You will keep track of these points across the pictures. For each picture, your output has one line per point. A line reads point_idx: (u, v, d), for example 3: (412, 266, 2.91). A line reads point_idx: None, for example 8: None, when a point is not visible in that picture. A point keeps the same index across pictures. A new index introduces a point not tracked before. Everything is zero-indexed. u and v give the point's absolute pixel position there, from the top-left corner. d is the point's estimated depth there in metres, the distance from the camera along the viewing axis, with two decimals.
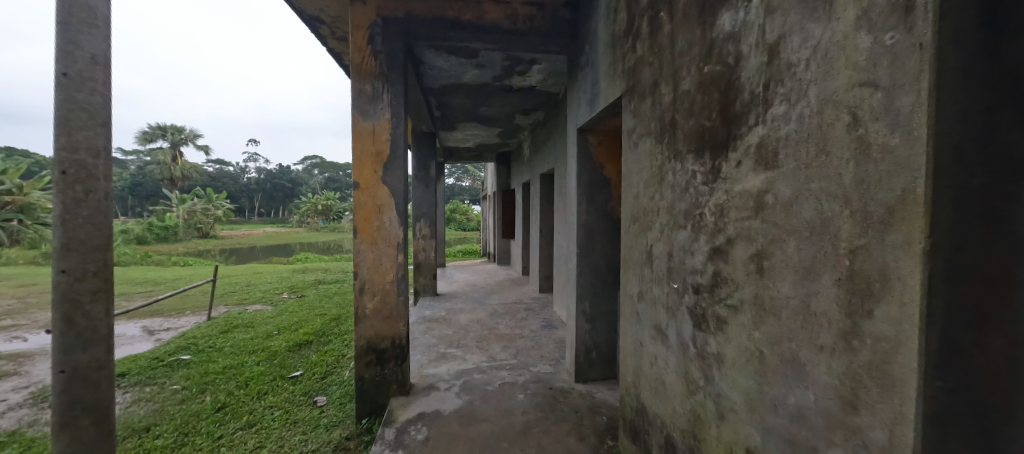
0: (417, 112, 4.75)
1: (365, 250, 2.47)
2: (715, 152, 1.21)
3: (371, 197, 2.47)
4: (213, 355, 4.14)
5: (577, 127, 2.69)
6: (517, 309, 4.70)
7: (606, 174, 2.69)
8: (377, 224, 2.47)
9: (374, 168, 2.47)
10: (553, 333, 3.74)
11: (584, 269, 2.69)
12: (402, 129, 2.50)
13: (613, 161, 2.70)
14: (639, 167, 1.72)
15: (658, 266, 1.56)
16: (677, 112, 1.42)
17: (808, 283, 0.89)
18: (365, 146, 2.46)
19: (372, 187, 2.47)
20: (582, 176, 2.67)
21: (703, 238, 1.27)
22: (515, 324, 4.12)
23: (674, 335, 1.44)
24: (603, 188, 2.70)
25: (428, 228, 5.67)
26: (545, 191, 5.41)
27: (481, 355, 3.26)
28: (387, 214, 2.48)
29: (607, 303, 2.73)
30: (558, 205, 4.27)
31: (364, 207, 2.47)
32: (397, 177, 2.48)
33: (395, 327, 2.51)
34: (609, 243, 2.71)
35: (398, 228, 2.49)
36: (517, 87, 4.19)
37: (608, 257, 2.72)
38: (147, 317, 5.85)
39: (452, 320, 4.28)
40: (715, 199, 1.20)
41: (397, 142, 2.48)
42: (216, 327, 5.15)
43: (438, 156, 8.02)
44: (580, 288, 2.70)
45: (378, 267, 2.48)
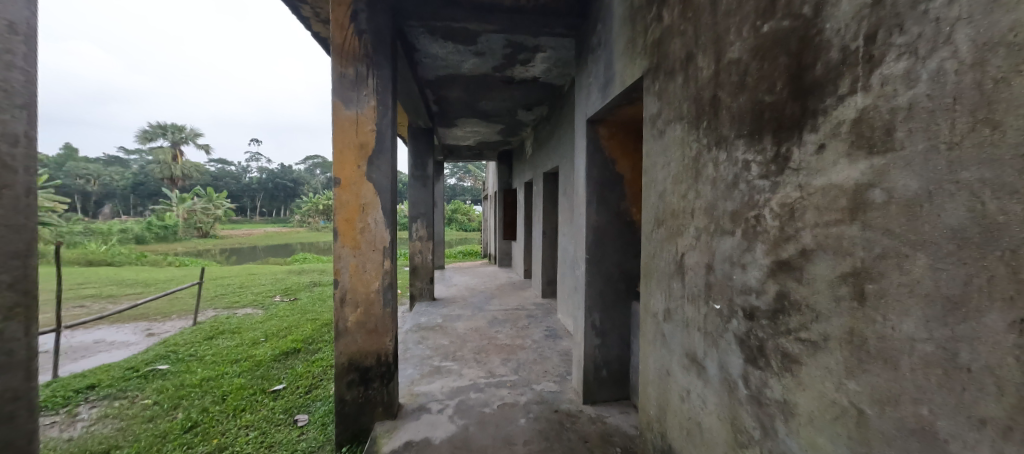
0: (413, 107, 4.47)
1: (348, 255, 2.18)
2: (780, 134, 0.92)
3: (354, 195, 2.18)
4: (193, 365, 3.86)
5: (586, 118, 2.40)
6: (518, 316, 4.40)
7: (619, 170, 2.40)
8: (361, 226, 2.18)
9: (357, 163, 2.18)
10: (557, 345, 3.44)
11: (593, 277, 2.40)
12: (389, 119, 2.21)
13: (627, 156, 2.41)
14: (666, 159, 1.43)
15: (693, 281, 1.26)
16: (720, 88, 1.13)
17: (952, 320, 0.60)
18: (347, 138, 2.17)
19: (355, 184, 2.18)
20: (592, 173, 2.38)
21: (760, 247, 0.98)
22: (516, 333, 3.82)
23: (715, 369, 1.15)
24: (616, 186, 2.40)
25: (424, 230, 5.35)
26: (548, 190, 5.11)
27: (479, 370, 2.96)
28: (372, 214, 2.19)
29: (619, 315, 2.43)
30: (564, 205, 3.98)
31: (346, 206, 2.18)
32: (383, 173, 2.19)
33: (381, 342, 2.21)
34: (622, 248, 2.42)
35: (384, 230, 2.20)
36: (519, 78, 3.90)
37: (620, 264, 2.42)
38: (129, 321, 5.57)
39: (449, 329, 3.99)
40: (782, 197, 0.91)
41: (383, 134, 2.19)
42: (201, 333, 4.88)
43: (438, 154, 7.75)
44: (589, 299, 2.40)
45: (361, 274, 2.18)
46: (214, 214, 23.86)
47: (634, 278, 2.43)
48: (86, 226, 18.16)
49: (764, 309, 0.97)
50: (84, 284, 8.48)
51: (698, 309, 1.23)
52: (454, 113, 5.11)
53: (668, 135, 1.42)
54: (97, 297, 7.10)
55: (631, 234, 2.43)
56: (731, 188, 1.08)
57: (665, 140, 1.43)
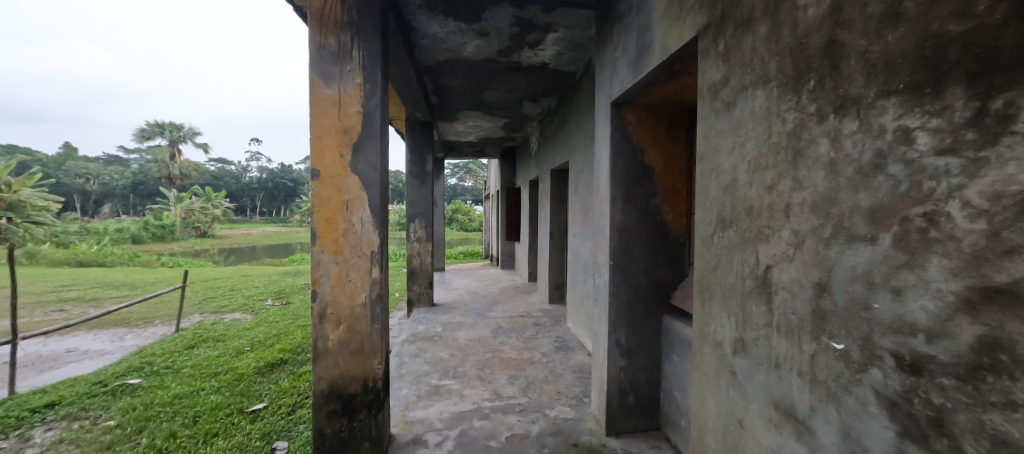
0: (411, 98, 4.13)
1: (329, 262, 1.82)
2: (989, 81, 0.56)
3: (336, 190, 1.82)
4: (167, 380, 3.50)
5: (610, 100, 2.04)
6: (524, 324, 4.04)
7: (648, 162, 2.05)
8: (343, 226, 1.82)
9: (339, 151, 1.81)
10: (569, 360, 3.08)
11: (618, 286, 2.04)
12: (377, 99, 1.85)
13: (657, 145, 2.06)
14: (739, 139, 1.07)
15: (788, 306, 0.90)
16: (844, 28, 0.77)
17: None
18: (327, 122, 1.81)
19: (336, 176, 1.81)
20: (617, 164, 2.02)
21: (938, 264, 0.62)
22: (523, 345, 3.46)
23: (835, 437, 0.79)
24: (645, 181, 2.05)
25: (423, 230, 4.99)
26: (556, 189, 4.75)
27: (483, 390, 2.60)
28: (357, 213, 1.83)
29: (648, 331, 2.07)
30: (576, 203, 3.63)
31: (326, 204, 1.81)
32: (370, 164, 1.83)
33: (368, 365, 1.85)
34: (652, 253, 2.06)
35: (372, 232, 1.84)
36: (527, 64, 3.55)
37: (649, 271, 2.06)
38: (108, 328, 5.22)
39: (449, 339, 3.62)
40: (996, 184, 0.55)
41: (372, 118, 1.83)
42: (183, 341, 4.52)
43: (438, 151, 7.41)
44: (613, 312, 2.04)
45: (344, 284, 1.82)
46: (212, 213, 23.52)
47: (666, 288, 2.08)
48: (81, 226, 17.86)
49: (946, 362, 0.61)
50: (69, 286, 8.12)
51: (798, 347, 0.88)
52: (456, 105, 4.76)
53: (742, 107, 1.06)
54: (79, 300, 6.75)
55: (663, 237, 2.07)
56: (868, 173, 0.72)
57: (737, 112, 1.08)
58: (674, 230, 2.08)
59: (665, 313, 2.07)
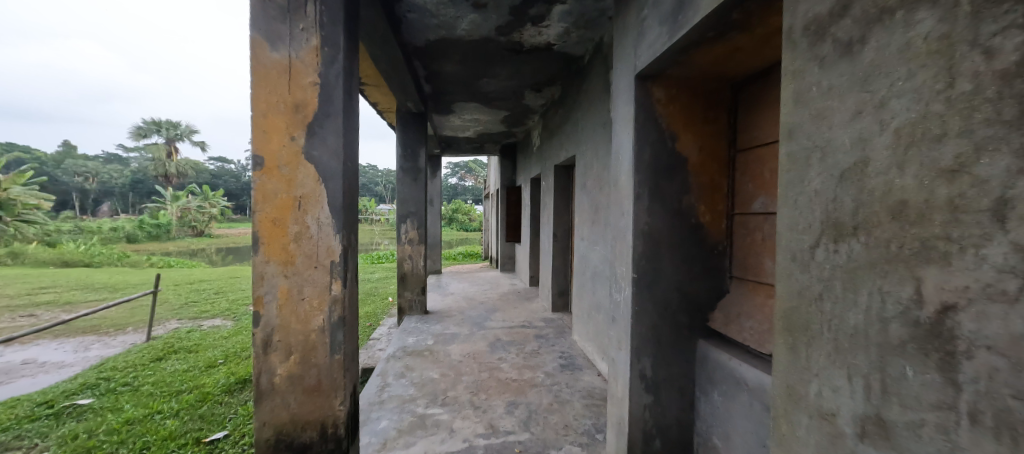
0: (400, 86, 3.73)
1: (275, 275, 1.42)
2: None
3: (285, 183, 1.41)
4: (123, 400, 3.10)
5: (633, 73, 1.64)
6: (525, 336, 3.64)
7: (681, 150, 1.65)
8: (294, 230, 1.42)
9: (289, 134, 1.41)
10: (576, 382, 2.67)
11: (643, 304, 1.64)
12: (339, 67, 1.44)
13: (692, 129, 1.66)
14: (874, 97, 0.67)
15: (1004, 384, 0.50)
16: None
17: None
18: (273, 95, 1.40)
19: (285, 166, 1.41)
20: (642, 153, 1.62)
21: None
22: (523, 362, 3.05)
23: None
24: (677, 174, 1.65)
25: (415, 231, 4.56)
26: (560, 187, 4.35)
27: (477, 422, 2.20)
28: (312, 213, 1.43)
29: (679, 360, 1.66)
30: (585, 202, 3.23)
31: (272, 201, 1.41)
32: (329, 151, 1.43)
33: (326, 407, 1.45)
34: (684, 263, 1.66)
35: (332, 236, 1.44)
36: (529, 46, 3.15)
37: (681, 285, 1.66)
38: (74, 336, 4.83)
39: (440, 354, 3.21)
40: None
41: (331, 92, 1.43)
42: (151, 353, 4.12)
43: (434, 147, 7.02)
44: (636, 337, 1.64)
45: (295, 302, 1.42)
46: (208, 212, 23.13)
47: (701, 307, 1.67)
48: (74, 225, 17.51)
49: None
50: (48, 288, 7.73)
51: None
52: (452, 95, 4.37)
53: (879, 44, 0.66)
54: (53, 304, 6.35)
55: (698, 243, 1.67)
56: None
57: (871, 53, 0.67)
58: (712, 235, 1.68)
59: (700, 338, 1.66)
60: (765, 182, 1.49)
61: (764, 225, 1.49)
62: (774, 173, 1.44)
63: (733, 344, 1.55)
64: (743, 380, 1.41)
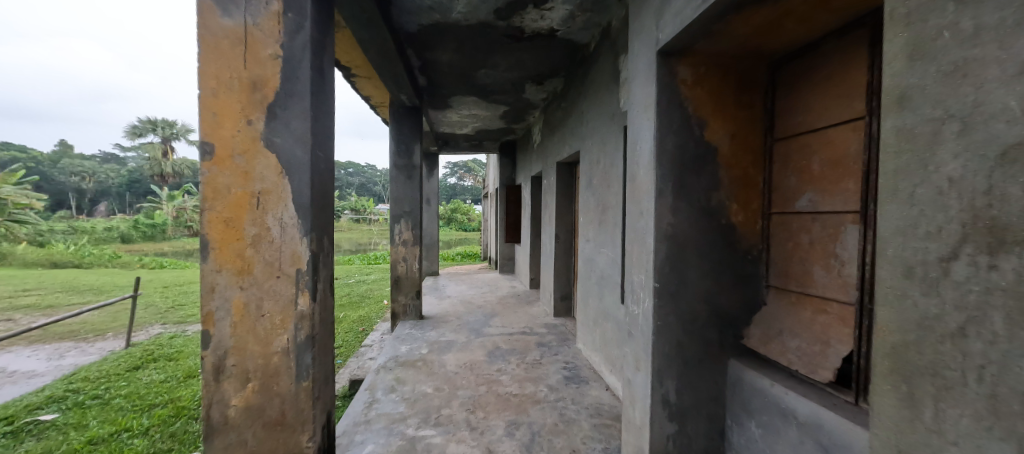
0: (393, 77, 3.49)
1: (228, 287, 1.18)
2: None
3: (239, 176, 1.17)
4: (90, 415, 2.86)
5: (654, 49, 1.41)
6: (526, 344, 3.41)
7: (710, 139, 1.42)
8: (251, 232, 1.18)
9: (245, 117, 1.17)
10: (583, 397, 2.44)
11: (667, 319, 1.40)
12: (305, 37, 1.20)
13: (723, 115, 1.42)
14: None
15: None
16: None
17: None
18: (224, 71, 1.17)
19: (240, 155, 1.17)
20: (665, 142, 1.39)
21: None
22: (525, 373, 2.82)
23: None
24: (705, 167, 1.41)
25: (409, 232, 4.30)
26: (563, 185, 4.11)
27: (473, 446, 1.97)
28: (273, 212, 1.19)
29: (708, 384, 1.43)
30: (591, 200, 3.00)
31: (224, 197, 1.17)
32: (294, 138, 1.19)
33: (291, 444, 1.21)
34: (713, 271, 1.43)
35: (298, 240, 1.20)
36: (530, 32, 2.91)
37: (709, 297, 1.43)
38: (50, 342, 4.57)
39: (435, 365, 2.98)
40: None
41: (295, 67, 1.19)
42: (128, 361, 3.87)
43: (432, 145, 6.77)
44: (658, 357, 1.40)
45: (252, 319, 1.19)
46: None
47: (733, 321, 1.44)
48: (66, 225, 17.22)
49: None
50: (32, 290, 7.48)
51: None
52: (448, 87, 4.13)
53: None
54: (33, 308, 6.08)
55: (729, 247, 1.44)
56: None
57: None
58: (745, 238, 1.45)
59: (732, 357, 1.43)
60: (813, 176, 1.26)
61: (812, 226, 1.26)
62: (826, 164, 1.21)
63: (774, 365, 1.32)
64: (791, 412, 1.18)
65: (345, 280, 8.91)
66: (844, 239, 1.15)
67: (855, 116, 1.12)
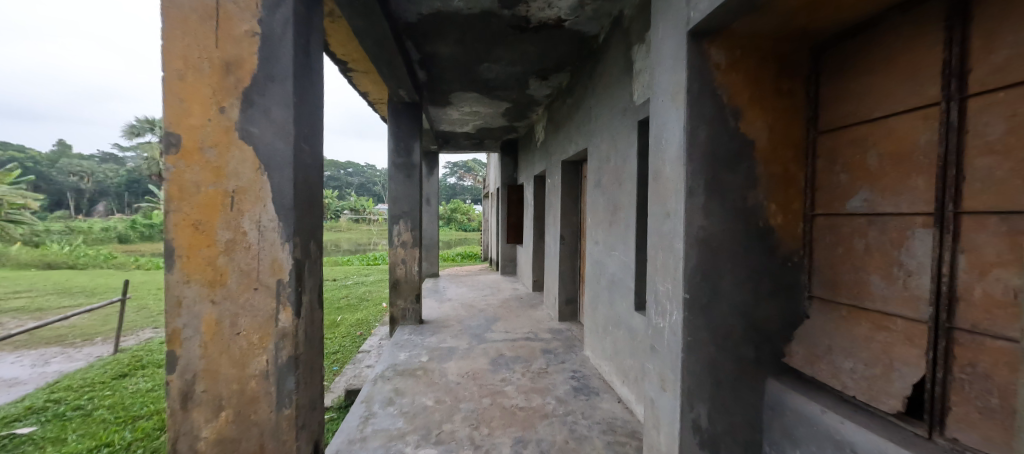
0: (391, 71, 3.33)
1: (197, 301, 1.01)
2: None
3: (210, 172, 1.01)
4: (69, 428, 2.69)
5: (684, 30, 1.25)
6: (531, 351, 3.25)
7: (746, 132, 1.26)
8: (224, 237, 1.02)
9: (217, 104, 1.01)
10: (594, 411, 2.28)
11: (699, 334, 1.24)
12: (287, 12, 1.04)
13: (761, 104, 1.26)
14: None
15: None
16: None
17: None
18: (192, 50, 1.01)
19: (210, 148, 1.01)
20: (697, 135, 1.23)
21: None
22: (531, 384, 2.65)
23: None
24: (740, 163, 1.26)
25: (408, 233, 4.12)
26: (568, 185, 3.95)
27: None
28: (250, 213, 1.03)
29: (743, 407, 1.27)
30: (600, 200, 2.84)
31: (193, 196, 1.01)
32: (275, 128, 1.03)
33: None
34: (749, 280, 1.27)
35: (278, 246, 1.04)
36: (536, 22, 2.75)
37: (746, 308, 1.27)
38: (35, 347, 4.40)
39: (436, 375, 2.81)
40: None
41: (275, 47, 1.03)
42: (114, 369, 3.70)
43: (432, 144, 6.61)
44: (688, 378, 1.24)
45: (225, 337, 1.02)
46: None
47: (771, 336, 1.28)
48: (62, 226, 17.04)
49: None
50: (22, 292, 7.30)
51: None
52: (449, 83, 3.97)
53: None
54: (21, 311, 5.90)
55: (768, 253, 1.28)
56: None
57: None
58: (786, 242, 1.29)
59: (770, 376, 1.28)
60: (869, 172, 1.10)
61: (868, 229, 1.10)
62: (885, 159, 1.06)
63: (821, 387, 1.16)
64: (848, 445, 1.02)
65: (343, 281, 8.74)
66: (911, 245, 0.99)
67: (926, 103, 0.97)
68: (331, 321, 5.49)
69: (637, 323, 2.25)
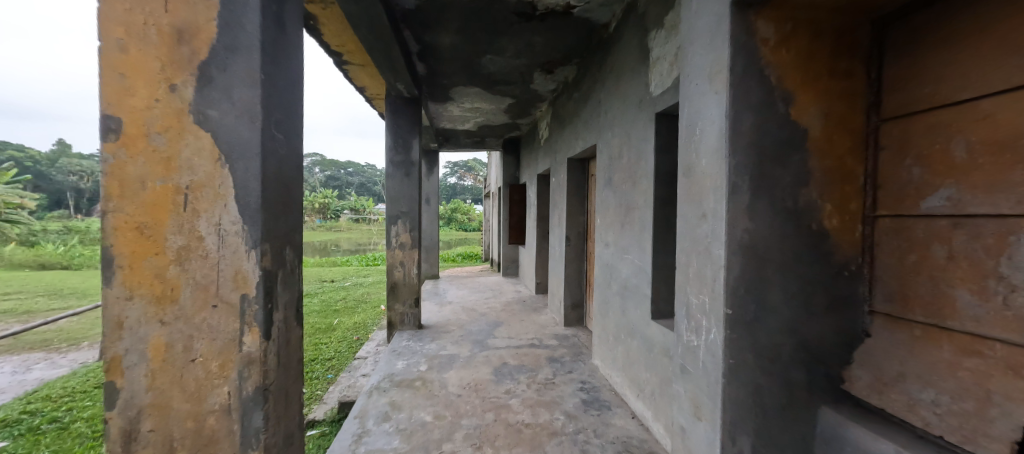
0: (389, 63, 3.14)
1: (142, 322, 0.83)
2: None
3: (158, 164, 0.83)
4: (42, 444, 2.50)
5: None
6: (537, 359, 3.07)
7: (797, 119, 1.07)
8: (176, 243, 0.83)
9: (166, 82, 0.83)
10: (607, 428, 2.09)
11: (742, 356, 1.06)
12: None
13: (813, 87, 1.08)
14: None
15: None
16: None
17: None
18: (136, 15, 0.82)
19: (159, 136, 0.83)
20: (741, 122, 1.05)
21: None
22: (537, 397, 2.47)
23: None
24: (791, 156, 1.07)
25: (407, 234, 3.92)
26: (574, 183, 3.77)
27: None
28: (207, 214, 0.84)
29: (794, 440, 1.09)
30: (611, 200, 2.65)
31: (137, 194, 0.83)
32: (237, 111, 0.84)
33: None
34: (801, 293, 1.09)
35: (242, 254, 0.85)
36: (543, 9, 2.57)
37: (796, 325, 1.09)
38: (17, 353, 4.21)
39: (436, 386, 2.63)
40: None
41: (239, 13, 0.84)
42: (97, 377, 3.51)
43: (431, 142, 6.43)
44: (731, 407, 1.06)
45: (178, 365, 0.84)
46: None
47: (825, 357, 1.10)
48: (58, 225, 16.85)
49: None
50: (10, 294, 7.10)
51: None
52: (449, 76, 3.78)
53: None
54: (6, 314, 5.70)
55: (822, 261, 1.10)
56: None
57: None
58: (842, 248, 1.11)
59: (824, 404, 1.09)
60: (952, 166, 0.92)
61: (952, 235, 0.92)
62: (976, 150, 0.87)
63: (892, 421, 0.98)
64: None
65: (340, 282, 8.54)
66: (1015, 254, 0.81)
67: None
68: (327, 324, 5.29)
69: (654, 333, 2.07)
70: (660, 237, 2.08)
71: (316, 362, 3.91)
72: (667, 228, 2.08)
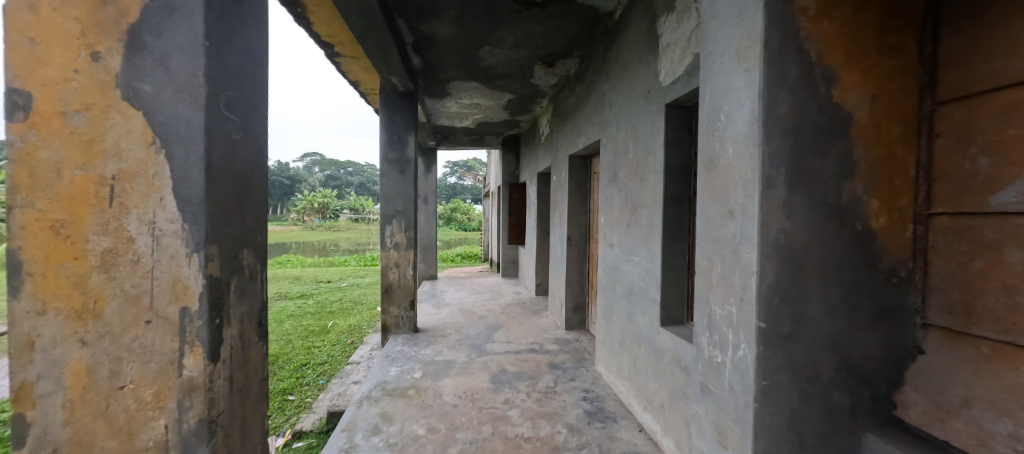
0: (382, 54, 2.99)
1: (59, 341, 0.68)
2: None
3: (78, 147, 0.68)
4: None
5: None
6: (537, 365, 2.92)
7: (840, 100, 0.93)
8: (100, 244, 0.68)
9: (92, 47, 0.68)
10: (612, 443, 1.94)
11: (776, 376, 0.91)
12: None
13: (859, 64, 0.93)
14: None
15: None
16: None
17: None
18: None
19: (79, 112, 0.68)
20: (776, 105, 0.90)
21: None
22: (538, 407, 2.32)
23: None
24: (833, 144, 0.92)
25: (402, 234, 3.76)
26: (576, 182, 3.62)
27: None
28: (139, 210, 0.69)
29: None
30: (616, 198, 2.50)
31: (53, 184, 0.67)
32: (175, 86, 0.70)
33: None
34: (844, 303, 0.94)
35: (181, 259, 0.70)
36: None
37: (839, 341, 0.94)
38: None
39: (430, 395, 2.48)
40: None
41: None
42: None
43: (429, 140, 6.28)
44: (764, 435, 0.91)
45: (104, 391, 0.69)
46: None
47: (871, 378, 0.95)
48: None
49: None
50: None
51: None
52: (446, 70, 3.64)
53: None
54: None
55: (868, 266, 0.95)
56: None
57: None
58: (890, 250, 0.96)
59: (869, 432, 0.95)
60: None
61: None
62: None
63: None
64: None
65: (337, 283, 8.39)
66: None
67: None
68: (321, 326, 5.14)
69: (663, 340, 1.92)
70: (671, 238, 1.93)
71: (308, 367, 3.76)
72: (678, 229, 1.94)
